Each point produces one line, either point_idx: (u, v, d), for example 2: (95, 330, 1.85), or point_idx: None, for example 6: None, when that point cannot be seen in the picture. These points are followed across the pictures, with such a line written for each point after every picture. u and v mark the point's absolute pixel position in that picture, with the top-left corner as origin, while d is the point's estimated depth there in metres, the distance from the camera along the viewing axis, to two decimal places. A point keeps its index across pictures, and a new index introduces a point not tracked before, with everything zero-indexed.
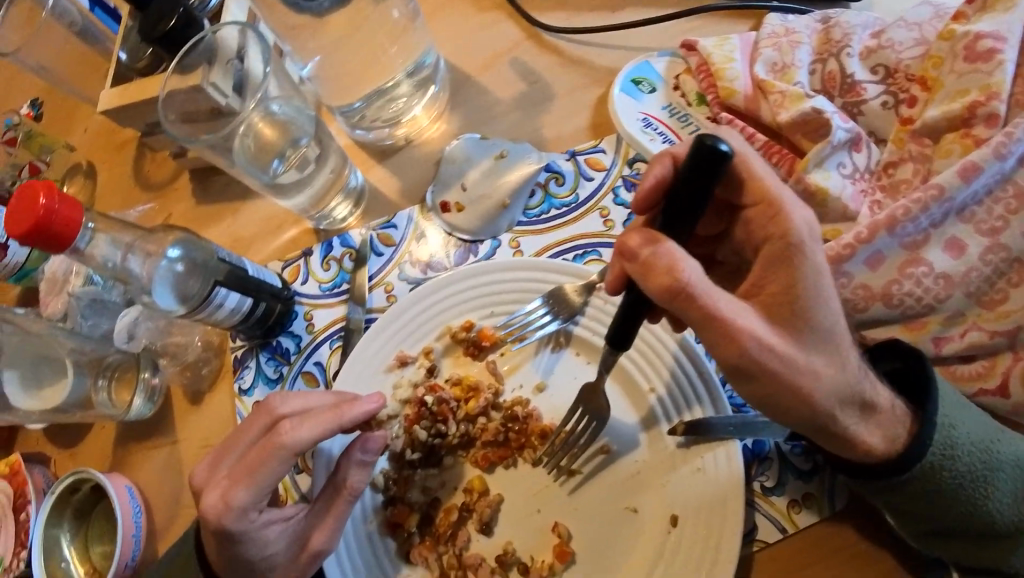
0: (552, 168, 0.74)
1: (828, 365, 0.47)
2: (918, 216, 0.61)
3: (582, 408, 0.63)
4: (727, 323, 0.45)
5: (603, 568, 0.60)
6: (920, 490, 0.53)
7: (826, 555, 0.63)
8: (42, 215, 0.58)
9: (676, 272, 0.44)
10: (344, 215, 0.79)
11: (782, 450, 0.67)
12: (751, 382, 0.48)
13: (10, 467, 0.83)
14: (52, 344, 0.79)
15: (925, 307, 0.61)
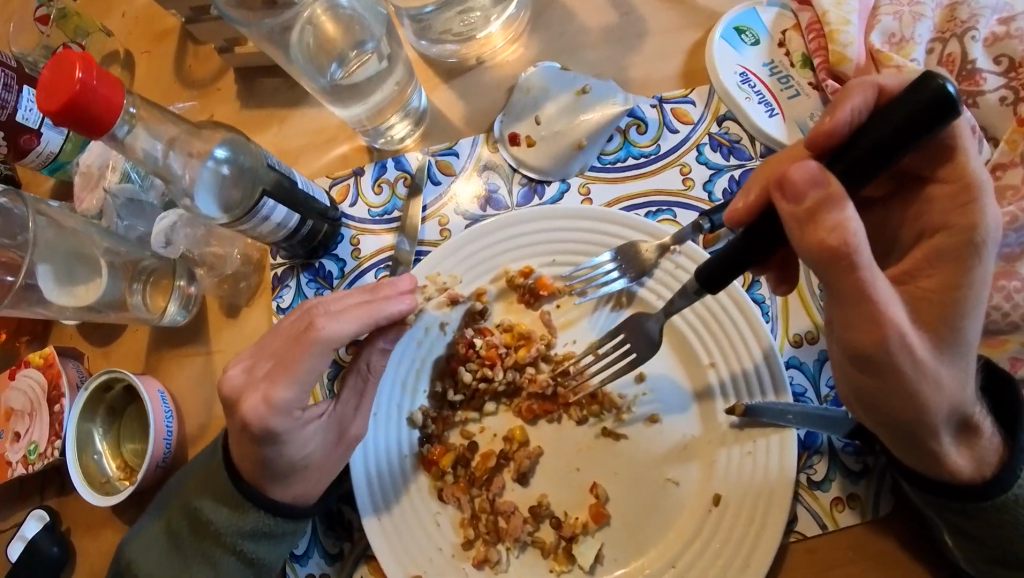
0: (635, 113, 0.68)
1: (954, 380, 0.45)
2: (1022, 227, 0.59)
3: (625, 333, 0.60)
4: (878, 306, 0.41)
5: (637, 539, 0.57)
6: (992, 518, 0.51)
7: (858, 558, 0.62)
8: (78, 92, 0.51)
9: (846, 232, 0.40)
10: (402, 135, 0.74)
11: (834, 446, 0.65)
12: (878, 376, 0.45)
13: (44, 358, 0.83)
14: (88, 243, 0.76)
15: (1009, 324, 0.58)
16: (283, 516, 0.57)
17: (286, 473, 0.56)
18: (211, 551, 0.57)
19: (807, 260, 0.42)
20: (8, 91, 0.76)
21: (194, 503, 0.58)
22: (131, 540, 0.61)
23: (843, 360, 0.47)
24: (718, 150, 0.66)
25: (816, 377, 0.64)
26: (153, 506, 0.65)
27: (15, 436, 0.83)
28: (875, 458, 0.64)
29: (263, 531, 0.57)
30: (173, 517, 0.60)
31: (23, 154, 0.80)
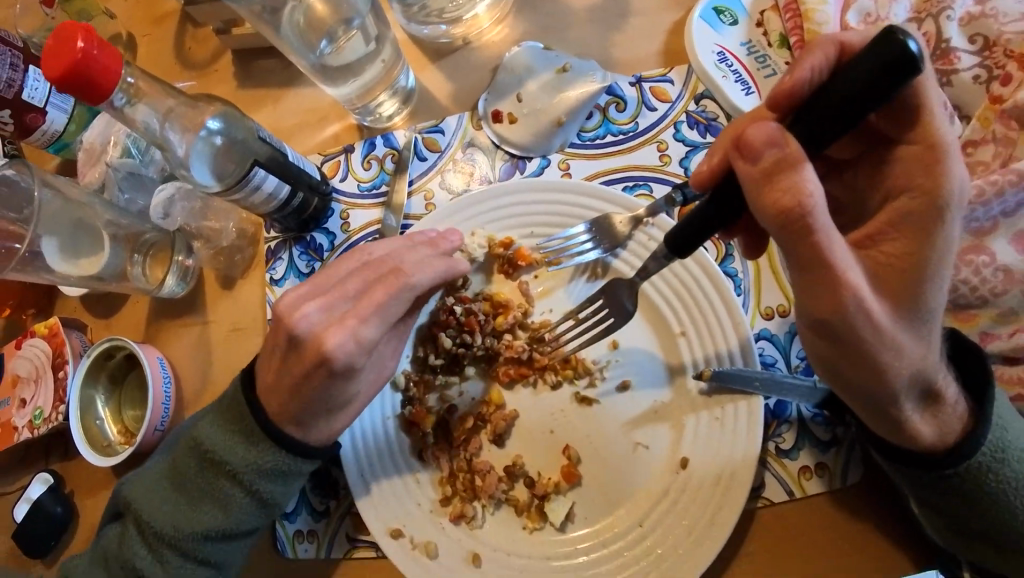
0: (614, 92, 0.70)
1: (915, 346, 0.46)
2: (991, 202, 0.61)
3: (602, 296, 0.63)
4: (834, 269, 0.42)
5: (609, 498, 0.60)
6: (960, 487, 0.52)
7: (824, 525, 0.65)
8: (78, 58, 0.54)
9: (801, 196, 0.40)
10: (391, 113, 0.76)
11: (803, 416, 0.67)
12: (835, 340, 0.47)
13: (49, 328, 0.86)
14: (90, 213, 0.79)
15: (979, 299, 0.61)
16: (301, 456, 0.59)
17: (325, 414, 0.58)
18: (223, 489, 0.59)
19: (766, 226, 0.43)
20: (15, 70, 0.79)
21: (208, 442, 0.59)
22: (144, 477, 0.63)
23: (807, 328, 0.48)
24: (694, 128, 0.68)
25: (787, 349, 0.66)
26: (166, 448, 0.66)
27: (21, 402, 0.86)
28: (844, 429, 0.66)
29: (280, 471, 0.59)
30: (183, 457, 0.61)
31: (28, 131, 0.83)
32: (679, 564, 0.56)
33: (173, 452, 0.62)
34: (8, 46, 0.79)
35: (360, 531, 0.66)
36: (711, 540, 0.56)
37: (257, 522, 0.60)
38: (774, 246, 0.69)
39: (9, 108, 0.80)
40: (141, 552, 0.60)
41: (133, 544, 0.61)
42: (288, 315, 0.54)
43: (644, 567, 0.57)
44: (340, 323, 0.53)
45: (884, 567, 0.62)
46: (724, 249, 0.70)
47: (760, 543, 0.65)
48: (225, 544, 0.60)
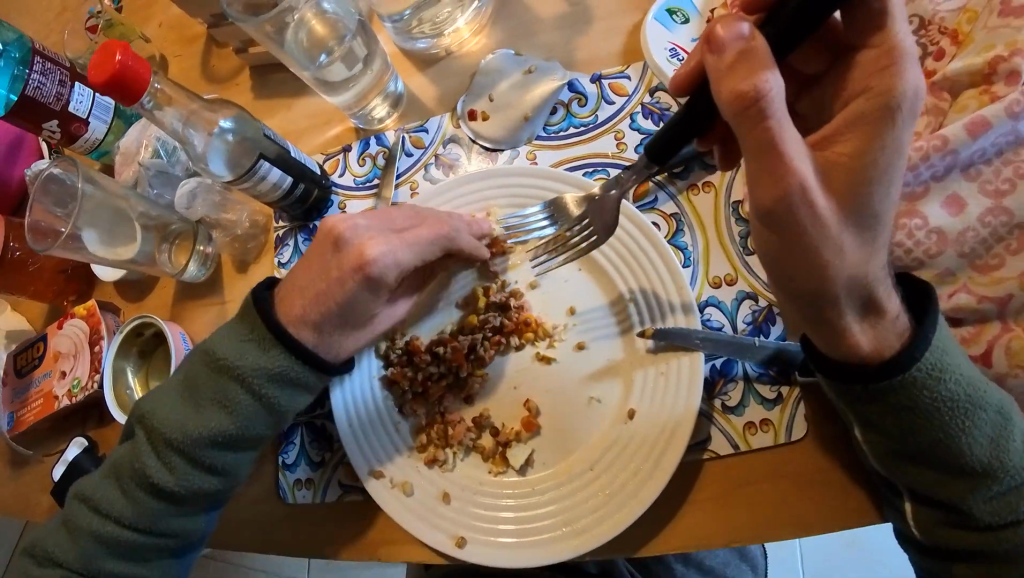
0: (576, 89, 0.79)
1: (855, 251, 0.55)
2: (919, 166, 0.68)
3: (590, 219, 0.71)
4: (782, 156, 0.50)
5: (563, 444, 0.69)
6: (900, 402, 0.59)
7: (770, 475, 0.71)
8: (117, 69, 0.65)
9: (758, 85, 0.49)
10: (382, 116, 0.86)
11: (748, 374, 0.74)
12: (779, 234, 0.55)
13: (88, 310, 0.97)
14: (126, 205, 0.91)
15: (916, 260, 0.68)
16: (311, 366, 0.66)
17: (343, 328, 0.67)
18: (233, 394, 0.65)
19: (728, 112, 0.52)
20: (63, 86, 0.91)
21: (224, 351, 0.65)
22: (165, 391, 0.70)
23: (758, 222, 0.56)
24: (649, 118, 0.77)
25: (734, 314, 0.74)
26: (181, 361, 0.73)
27: (61, 374, 0.97)
28: (790, 387, 0.73)
29: (287, 376, 0.65)
30: (199, 366, 0.68)
31: (73, 139, 0.96)
32: (623, 502, 0.64)
33: (189, 364, 0.69)
34: (56, 65, 0.90)
35: (351, 477, 0.75)
36: (655, 481, 0.64)
37: (265, 427, 0.67)
38: (724, 223, 0.77)
39: (58, 118, 0.92)
40: (153, 459, 0.67)
41: (148, 451, 0.68)
42: (339, 224, 0.67)
43: (589, 506, 0.65)
44: (386, 241, 0.65)
45: (820, 509, 0.69)
46: (675, 225, 0.78)
47: (708, 492, 0.72)
48: (233, 449, 0.67)
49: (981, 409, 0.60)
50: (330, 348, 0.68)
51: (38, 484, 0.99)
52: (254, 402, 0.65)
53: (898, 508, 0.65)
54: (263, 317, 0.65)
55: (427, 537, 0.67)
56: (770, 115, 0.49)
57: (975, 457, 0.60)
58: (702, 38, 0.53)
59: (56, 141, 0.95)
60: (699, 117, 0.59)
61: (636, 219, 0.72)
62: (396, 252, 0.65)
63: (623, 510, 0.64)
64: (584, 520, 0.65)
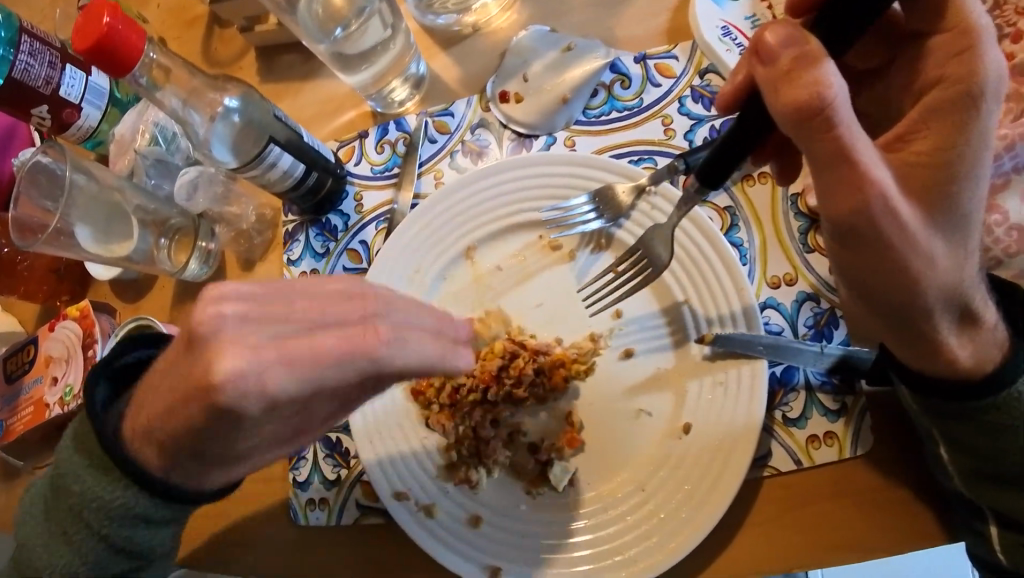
0: (619, 70, 0.72)
1: (947, 258, 0.47)
2: (1001, 156, 0.61)
3: (642, 251, 0.66)
4: (857, 163, 0.43)
5: (611, 464, 0.63)
6: (1003, 422, 0.51)
7: (834, 498, 0.63)
8: (106, 32, 0.58)
9: (823, 89, 0.41)
10: (403, 98, 0.79)
11: (811, 383, 0.65)
12: (857, 248, 0.48)
13: (80, 311, 0.90)
14: (121, 198, 0.84)
15: (993, 260, 0.61)
16: (157, 499, 0.51)
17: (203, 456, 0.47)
18: (75, 529, 0.53)
19: (787, 127, 0.44)
20: (53, 68, 0.83)
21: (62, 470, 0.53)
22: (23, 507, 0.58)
23: (831, 236, 0.49)
24: (699, 102, 0.70)
25: (794, 317, 0.67)
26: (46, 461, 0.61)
27: (53, 379, 0.90)
28: (855, 397, 0.64)
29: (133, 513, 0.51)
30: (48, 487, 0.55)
31: (65, 126, 0.89)
32: (676, 529, 0.58)
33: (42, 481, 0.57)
34: (46, 45, 0.82)
35: (369, 498, 0.68)
36: (711, 504, 0.57)
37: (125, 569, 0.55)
38: (782, 216, 0.70)
39: (47, 103, 0.84)
40: None
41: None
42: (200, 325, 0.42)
43: (640, 534, 0.59)
44: (255, 372, 0.40)
45: (885, 532, 0.61)
46: (729, 219, 0.71)
47: (764, 513, 0.64)
48: None
49: None
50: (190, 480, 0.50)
51: None
52: (99, 543, 0.53)
53: (978, 531, 0.57)
54: (99, 432, 0.51)
55: (457, 570, 0.61)
56: (839, 123, 0.42)
57: None
58: (748, 48, 0.45)
59: (46, 129, 0.87)
60: (753, 130, 0.51)
61: (702, 225, 0.64)
62: (265, 371, 0.40)
63: (677, 538, 0.58)
64: (635, 548, 0.59)
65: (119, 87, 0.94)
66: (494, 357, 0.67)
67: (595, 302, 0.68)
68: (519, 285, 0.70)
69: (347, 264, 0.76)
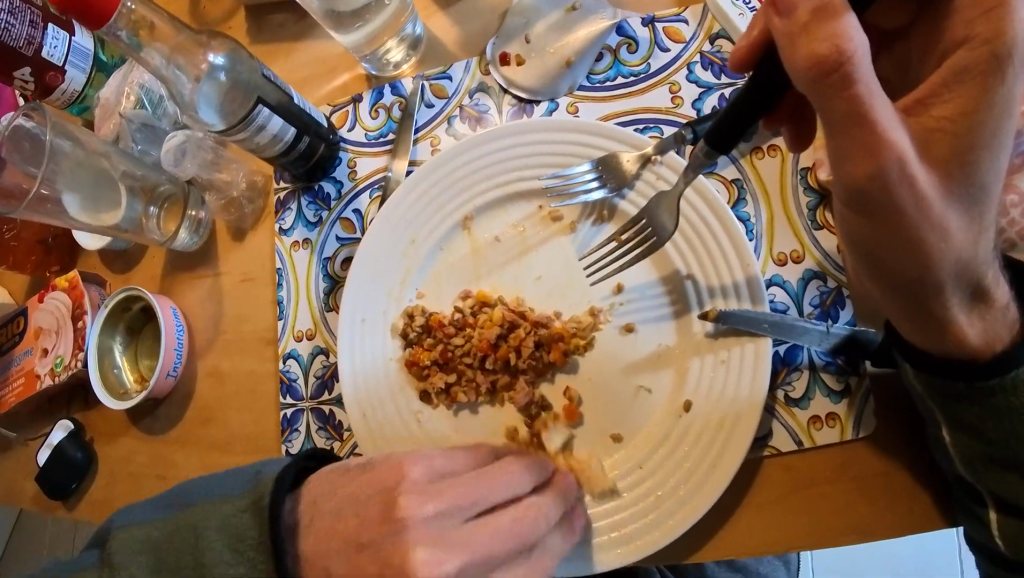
0: (625, 32, 0.69)
1: (963, 231, 0.44)
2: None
3: (646, 220, 0.63)
4: (875, 125, 0.40)
5: (611, 444, 0.62)
6: (1003, 406, 0.48)
7: (833, 480, 0.60)
8: None
9: (840, 41, 0.39)
10: (398, 60, 0.76)
11: (815, 362, 0.63)
12: (868, 219, 0.45)
13: (69, 281, 0.87)
14: (108, 164, 0.81)
15: (1007, 242, 0.58)
16: None
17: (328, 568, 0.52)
18: None
19: (800, 83, 0.41)
20: (35, 28, 0.78)
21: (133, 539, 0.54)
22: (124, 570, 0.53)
23: (842, 205, 0.46)
24: (708, 69, 0.66)
25: (800, 295, 0.64)
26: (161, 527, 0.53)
27: (43, 351, 0.88)
28: (859, 378, 0.61)
29: None
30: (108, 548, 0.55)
31: (49, 90, 0.85)
32: (675, 507, 0.57)
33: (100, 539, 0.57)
34: (27, 4, 0.77)
35: None
36: (714, 482, 0.56)
37: None
38: (791, 190, 0.67)
39: (31, 66, 0.80)
40: None
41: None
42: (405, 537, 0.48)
43: (636, 512, 0.58)
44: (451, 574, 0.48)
45: (883, 512, 0.58)
46: (736, 193, 0.68)
47: (765, 491, 0.62)
48: None
49: None
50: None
51: (21, 471, 0.90)
52: None
53: (977, 515, 0.54)
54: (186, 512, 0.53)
55: None
56: (856, 78, 0.39)
57: None
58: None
59: (30, 93, 0.84)
60: (768, 87, 0.48)
61: (707, 195, 0.61)
62: None
63: (676, 517, 0.57)
64: (630, 526, 0.58)
65: (105, 49, 0.90)
66: (492, 326, 0.66)
67: (597, 269, 0.66)
68: (518, 257, 0.68)
69: (339, 234, 0.74)
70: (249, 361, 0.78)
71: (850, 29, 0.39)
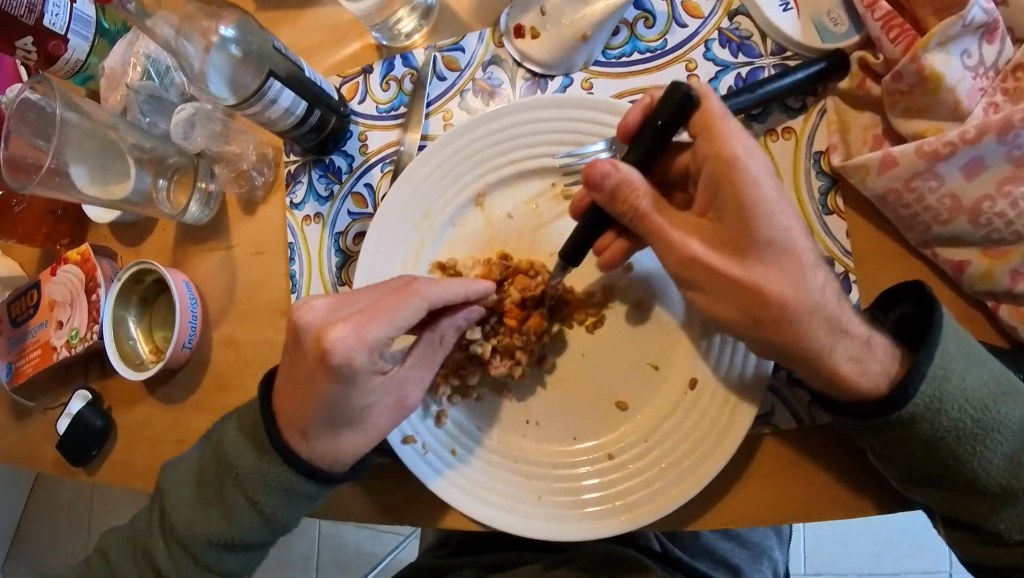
0: (644, 6, 0.68)
1: (789, 290, 0.50)
2: None
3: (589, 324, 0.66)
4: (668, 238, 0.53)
5: (613, 421, 0.64)
6: (899, 437, 0.51)
7: (830, 456, 0.61)
8: None
9: (633, 200, 0.53)
10: (410, 30, 0.75)
11: None
12: (730, 300, 0.52)
13: (81, 255, 0.88)
14: (116, 136, 0.81)
15: (1013, 234, 0.57)
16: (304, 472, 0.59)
17: (331, 426, 0.57)
18: (232, 498, 0.60)
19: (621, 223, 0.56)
20: None
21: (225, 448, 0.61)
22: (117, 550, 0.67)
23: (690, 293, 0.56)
24: (726, 47, 0.67)
25: None
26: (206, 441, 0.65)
27: (59, 323, 0.89)
28: None
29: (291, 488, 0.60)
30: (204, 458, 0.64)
31: (53, 59, 0.83)
32: (680, 477, 0.58)
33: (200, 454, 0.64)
34: None
35: None
36: (718, 454, 0.57)
37: (265, 533, 0.62)
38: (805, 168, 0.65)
39: (32, 35, 0.78)
40: (161, 545, 0.63)
41: (158, 533, 0.64)
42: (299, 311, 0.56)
43: (642, 481, 0.60)
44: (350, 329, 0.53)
45: (871, 484, 0.60)
46: None
47: (763, 468, 0.63)
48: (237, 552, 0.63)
49: (994, 432, 0.51)
50: (325, 456, 0.59)
51: (44, 436, 0.92)
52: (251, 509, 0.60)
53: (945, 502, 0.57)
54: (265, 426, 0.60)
55: (465, 507, 0.62)
56: (645, 213, 0.54)
57: (992, 478, 0.51)
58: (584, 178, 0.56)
59: (34, 63, 0.82)
60: (595, 229, 0.59)
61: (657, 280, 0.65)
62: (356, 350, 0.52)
63: (679, 486, 0.58)
64: (635, 494, 0.60)
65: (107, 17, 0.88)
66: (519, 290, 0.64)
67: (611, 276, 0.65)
68: (533, 232, 0.68)
69: (352, 208, 0.74)
70: (265, 330, 0.79)
71: (624, 178, 0.53)
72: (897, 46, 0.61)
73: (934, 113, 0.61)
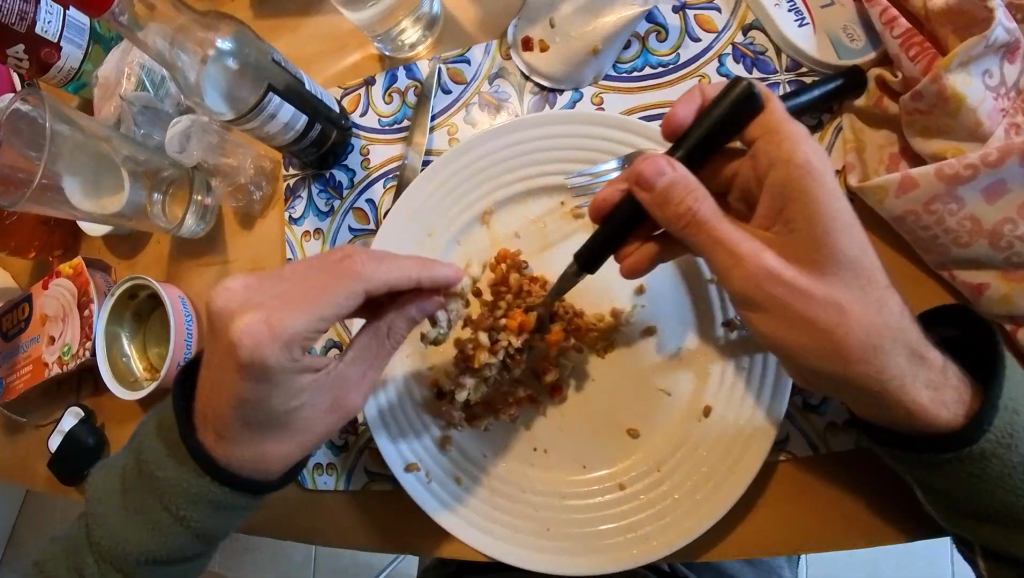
0: (655, 19, 0.66)
1: (860, 309, 0.46)
2: None
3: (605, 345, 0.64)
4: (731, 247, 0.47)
5: (625, 451, 0.61)
6: (964, 473, 0.49)
7: (845, 487, 0.59)
8: None
9: (688, 201, 0.47)
10: (413, 41, 0.73)
11: None
12: (797, 323, 0.47)
13: (73, 269, 0.85)
14: (109, 147, 0.78)
15: None
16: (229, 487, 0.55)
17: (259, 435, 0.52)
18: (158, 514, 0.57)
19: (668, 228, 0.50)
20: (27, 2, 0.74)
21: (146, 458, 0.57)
22: (50, 561, 0.64)
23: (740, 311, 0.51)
24: (739, 62, 0.65)
25: None
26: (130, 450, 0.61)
27: (49, 338, 0.86)
28: None
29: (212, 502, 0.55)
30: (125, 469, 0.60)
31: (45, 67, 0.80)
32: (691, 509, 0.56)
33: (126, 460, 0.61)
34: None
35: (378, 464, 0.66)
36: (730, 487, 0.55)
37: (197, 545, 0.59)
38: None
39: (23, 42, 0.75)
40: (91, 558, 0.60)
41: (87, 547, 0.61)
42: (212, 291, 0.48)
43: (653, 513, 0.58)
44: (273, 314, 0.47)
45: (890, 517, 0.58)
46: None
47: (775, 497, 0.60)
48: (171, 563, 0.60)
49: None
50: (253, 466, 0.54)
51: (34, 453, 0.90)
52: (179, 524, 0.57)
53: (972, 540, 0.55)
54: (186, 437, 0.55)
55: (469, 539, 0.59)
56: (705, 219, 0.47)
57: None
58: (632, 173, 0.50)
59: (25, 71, 0.79)
60: (623, 228, 0.54)
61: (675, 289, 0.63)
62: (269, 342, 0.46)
63: (691, 519, 0.56)
64: (646, 527, 0.58)
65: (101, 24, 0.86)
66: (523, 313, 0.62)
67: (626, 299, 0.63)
68: (540, 252, 0.66)
69: (352, 225, 0.71)
70: None
71: (682, 177, 0.47)
72: (917, 64, 0.59)
73: (952, 134, 0.59)
